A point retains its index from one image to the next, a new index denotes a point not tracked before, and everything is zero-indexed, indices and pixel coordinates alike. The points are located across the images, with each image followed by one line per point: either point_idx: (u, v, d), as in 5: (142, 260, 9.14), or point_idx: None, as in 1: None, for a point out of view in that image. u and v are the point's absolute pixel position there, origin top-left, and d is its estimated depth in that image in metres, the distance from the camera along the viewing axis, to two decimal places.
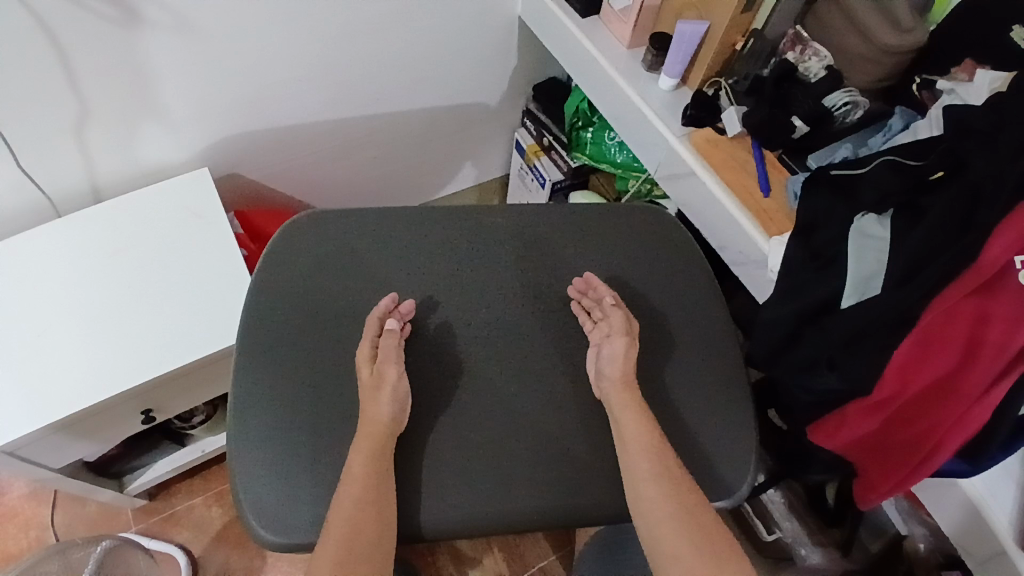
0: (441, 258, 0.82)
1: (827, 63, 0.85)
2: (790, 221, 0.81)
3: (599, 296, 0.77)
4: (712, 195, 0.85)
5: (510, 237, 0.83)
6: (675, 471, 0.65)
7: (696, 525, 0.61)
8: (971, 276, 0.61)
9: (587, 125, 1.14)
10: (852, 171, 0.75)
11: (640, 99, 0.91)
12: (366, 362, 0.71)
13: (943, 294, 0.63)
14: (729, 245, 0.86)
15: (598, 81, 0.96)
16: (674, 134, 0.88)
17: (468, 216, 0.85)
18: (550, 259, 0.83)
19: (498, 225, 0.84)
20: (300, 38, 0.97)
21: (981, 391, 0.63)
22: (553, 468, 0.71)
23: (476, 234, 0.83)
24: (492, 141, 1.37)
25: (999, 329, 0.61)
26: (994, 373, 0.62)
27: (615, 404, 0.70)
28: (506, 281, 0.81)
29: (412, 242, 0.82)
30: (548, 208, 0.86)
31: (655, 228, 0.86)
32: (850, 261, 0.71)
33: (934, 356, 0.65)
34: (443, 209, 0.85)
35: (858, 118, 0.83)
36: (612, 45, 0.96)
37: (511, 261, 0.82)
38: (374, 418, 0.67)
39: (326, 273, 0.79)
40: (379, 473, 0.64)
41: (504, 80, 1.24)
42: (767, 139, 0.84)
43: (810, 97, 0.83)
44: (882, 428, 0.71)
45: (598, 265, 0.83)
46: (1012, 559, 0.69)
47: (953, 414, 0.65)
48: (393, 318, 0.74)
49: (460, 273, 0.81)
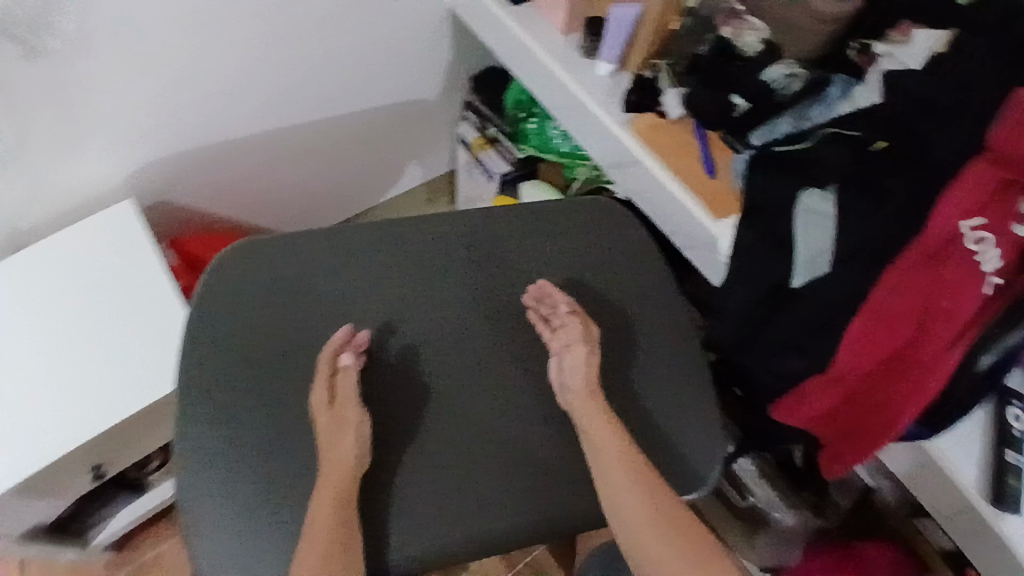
0: (387, 276, 0.78)
1: (764, 37, 0.85)
2: (738, 202, 0.81)
3: (555, 303, 0.75)
4: (660, 182, 0.84)
5: (457, 245, 0.80)
6: (648, 478, 0.65)
7: (672, 528, 0.62)
8: (921, 244, 0.66)
9: (529, 116, 1.10)
10: (792, 146, 0.77)
11: (580, 87, 0.88)
12: (321, 408, 0.68)
13: (896, 264, 0.67)
14: (678, 230, 0.86)
15: (536, 70, 0.93)
16: (617, 121, 0.86)
17: (411, 227, 0.80)
18: (501, 265, 0.80)
19: (443, 233, 0.81)
20: (228, 49, 0.91)
21: (938, 358, 0.65)
22: (529, 480, 0.70)
23: (421, 247, 0.80)
24: (434, 137, 1.33)
25: (949, 297, 0.64)
26: (948, 340, 0.65)
27: (582, 419, 0.68)
28: (458, 293, 0.78)
29: (355, 262, 0.78)
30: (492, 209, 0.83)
31: (604, 222, 0.84)
32: (798, 239, 0.73)
33: (891, 327, 0.67)
34: (385, 222, 0.81)
35: (797, 89, 0.81)
36: (546, 30, 0.92)
37: (460, 271, 0.79)
38: (336, 460, 0.65)
39: (277, 300, 0.75)
40: (346, 519, 0.63)
41: (441, 71, 1.19)
42: (709, 120, 0.83)
43: (749, 74, 0.82)
44: (844, 401, 0.72)
45: (553, 266, 0.81)
46: (979, 510, 0.73)
47: (915, 381, 0.67)
48: (348, 353, 0.71)
49: (417, 288, 0.78)
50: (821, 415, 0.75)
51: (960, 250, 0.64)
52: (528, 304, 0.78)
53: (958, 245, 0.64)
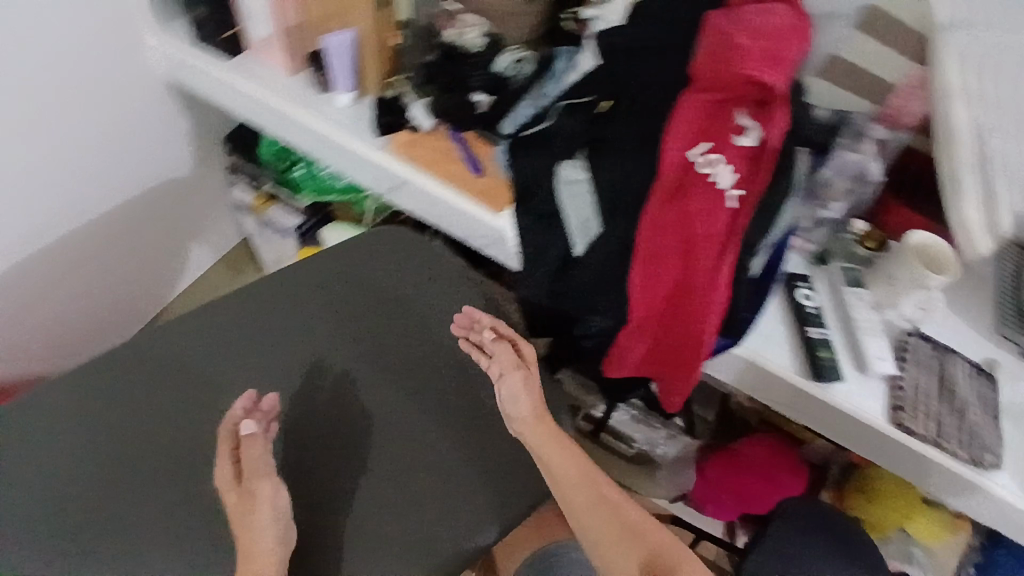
0: (192, 387, 0.78)
1: (485, 30, 0.88)
2: (511, 190, 0.83)
3: (482, 330, 0.78)
4: (434, 193, 0.84)
5: (256, 331, 0.82)
6: (595, 484, 0.75)
7: (623, 528, 0.72)
8: (663, 180, 0.72)
9: (293, 164, 1.06)
10: (539, 126, 0.83)
11: (325, 124, 0.86)
12: (230, 486, 0.69)
13: (648, 205, 0.72)
14: (470, 234, 0.86)
15: (276, 121, 0.89)
16: (374, 147, 0.85)
17: (204, 330, 0.81)
18: (307, 334, 0.83)
19: (239, 324, 0.82)
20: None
21: (711, 276, 0.70)
22: (394, 530, 0.73)
23: (220, 346, 0.80)
24: (217, 208, 1.26)
25: (701, 220, 0.70)
26: (714, 258, 0.70)
27: (533, 443, 0.74)
28: (271, 378, 0.80)
29: (156, 385, 0.77)
30: (302, 275, 0.85)
31: (394, 259, 0.88)
32: (567, 212, 0.77)
33: (665, 262, 0.72)
34: (175, 335, 0.80)
35: (528, 72, 0.87)
36: (271, 76, 0.89)
37: (268, 356, 0.81)
38: (268, 529, 0.66)
39: (93, 451, 0.72)
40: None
41: (190, 144, 1.11)
42: (459, 121, 0.85)
43: (481, 69, 0.86)
44: (652, 340, 0.77)
45: (373, 312, 0.84)
46: (804, 389, 0.81)
47: (698, 299, 0.71)
48: (251, 420, 0.71)
49: (237, 382, 0.79)
50: (644, 359, 0.79)
51: (695, 175, 0.71)
52: (375, 352, 0.82)
53: (692, 170, 0.71)
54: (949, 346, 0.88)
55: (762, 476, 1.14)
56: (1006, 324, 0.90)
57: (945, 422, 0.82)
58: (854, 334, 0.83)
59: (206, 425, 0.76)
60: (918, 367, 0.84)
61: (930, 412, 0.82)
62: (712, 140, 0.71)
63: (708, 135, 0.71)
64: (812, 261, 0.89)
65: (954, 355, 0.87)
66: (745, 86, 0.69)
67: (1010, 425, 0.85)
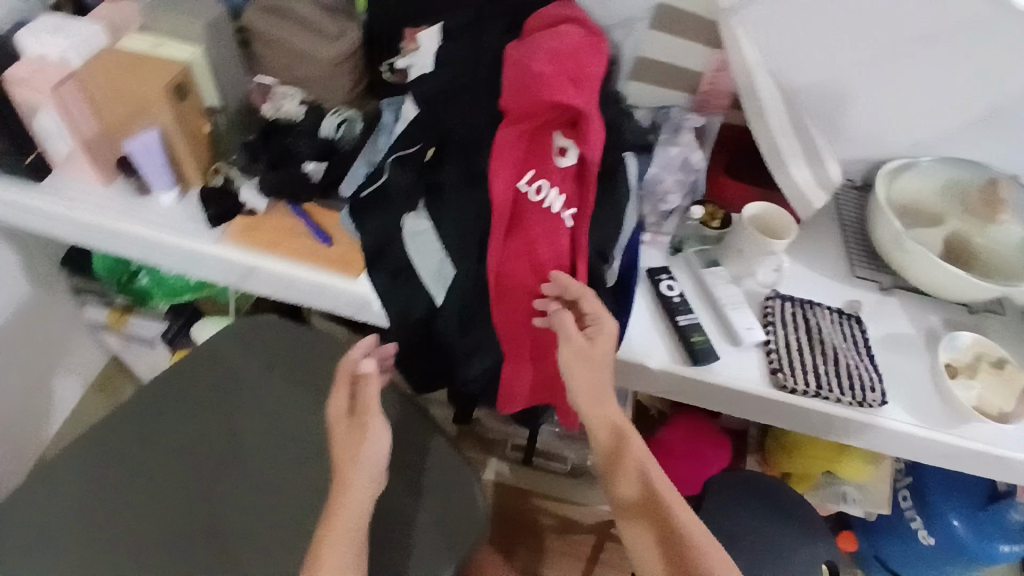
0: (92, 537, 0.78)
1: (300, 98, 0.87)
2: (360, 252, 0.82)
3: (564, 292, 0.71)
4: (284, 273, 0.82)
5: (150, 458, 0.84)
6: (653, 472, 0.70)
7: (666, 529, 0.68)
8: (498, 216, 0.72)
9: (134, 274, 1.02)
10: (376, 183, 0.78)
11: (152, 229, 0.82)
12: (342, 417, 0.72)
13: (490, 244, 0.73)
14: (333, 303, 0.84)
15: (104, 235, 0.85)
16: (210, 241, 0.82)
17: (97, 473, 0.82)
18: (205, 446, 0.86)
19: (131, 457, 0.83)
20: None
21: (569, 297, 0.73)
22: None
23: (113, 487, 0.81)
24: (73, 330, 1.18)
25: (545, 246, 0.72)
26: (567, 280, 0.73)
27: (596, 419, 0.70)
28: (176, 502, 0.81)
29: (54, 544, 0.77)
30: (197, 398, 0.89)
31: (278, 351, 0.93)
32: (417, 265, 0.77)
33: (523, 293, 0.74)
34: (63, 490, 0.80)
35: (359, 128, 0.87)
36: (87, 191, 0.85)
37: (167, 483, 0.82)
38: (358, 483, 0.67)
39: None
40: (356, 559, 0.64)
41: (24, 275, 1.03)
42: (293, 191, 0.82)
43: (307, 138, 0.84)
44: (535, 367, 0.78)
45: (272, 416, 0.88)
46: (686, 375, 0.84)
47: (563, 320, 0.73)
48: (369, 360, 0.74)
49: (133, 517, 0.80)
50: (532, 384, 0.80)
51: (529, 203, 0.73)
52: (279, 442, 0.86)
53: (526, 200, 0.73)
54: (809, 301, 0.92)
55: (688, 453, 1.19)
56: (855, 265, 0.97)
57: (825, 372, 0.85)
58: (721, 312, 0.88)
59: (112, 568, 0.76)
60: (786, 326, 0.88)
61: (807, 366, 0.85)
62: (535, 167, 0.73)
63: (531, 162, 0.73)
64: (670, 252, 0.93)
65: (818, 305, 0.92)
66: (547, 111, 0.70)
67: (884, 355, 0.91)
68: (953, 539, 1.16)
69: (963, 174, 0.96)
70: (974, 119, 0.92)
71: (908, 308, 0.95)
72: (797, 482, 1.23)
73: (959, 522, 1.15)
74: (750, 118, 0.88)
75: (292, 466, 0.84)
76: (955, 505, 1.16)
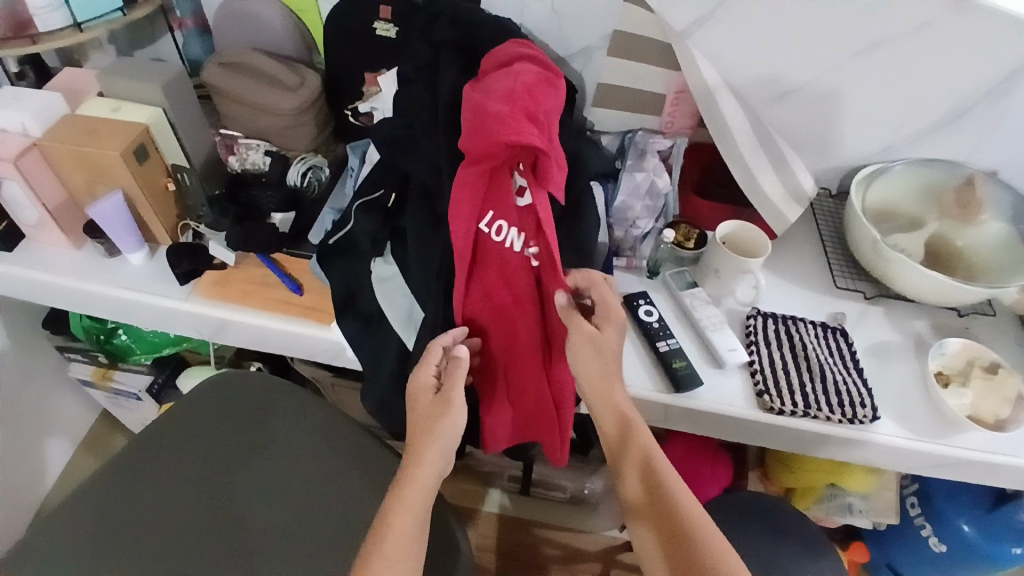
0: None
1: (265, 148, 0.89)
2: (331, 299, 0.81)
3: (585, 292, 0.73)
4: (255, 326, 0.81)
5: (126, 524, 0.81)
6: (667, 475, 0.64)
7: (677, 534, 0.61)
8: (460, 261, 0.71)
9: (111, 332, 1.01)
10: (342, 230, 0.79)
11: (122, 291, 0.82)
12: (427, 389, 0.68)
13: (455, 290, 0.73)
14: (307, 352, 0.83)
15: (76, 299, 0.85)
16: (180, 298, 0.81)
17: (70, 546, 0.78)
18: (183, 510, 0.82)
19: (108, 526, 0.80)
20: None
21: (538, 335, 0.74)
22: None
23: (88, 558, 0.78)
24: (61, 391, 1.17)
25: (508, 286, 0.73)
26: (533, 320, 0.73)
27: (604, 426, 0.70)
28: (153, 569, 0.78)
29: None
30: (199, 445, 0.87)
31: (259, 402, 0.91)
32: (387, 309, 0.77)
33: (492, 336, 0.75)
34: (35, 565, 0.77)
35: (326, 175, 0.90)
36: (57, 257, 0.85)
37: (143, 552, 0.79)
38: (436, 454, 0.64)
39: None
40: (421, 526, 0.59)
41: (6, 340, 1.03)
42: (261, 247, 0.82)
43: (274, 187, 0.88)
44: (513, 407, 0.79)
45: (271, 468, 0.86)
46: (671, 403, 0.82)
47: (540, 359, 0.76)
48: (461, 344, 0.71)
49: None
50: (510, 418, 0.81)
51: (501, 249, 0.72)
52: (260, 499, 0.83)
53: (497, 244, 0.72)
54: (790, 317, 0.91)
55: (687, 473, 1.17)
56: (836, 276, 0.97)
57: (811, 390, 0.83)
58: (702, 334, 0.86)
59: None
60: (769, 344, 0.87)
61: (792, 384, 0.84)
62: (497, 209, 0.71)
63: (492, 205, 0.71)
64: (647, 276, 0.92)
65: (800, 320, 0.91)
66: (500, 151, 0.66)
67: (871, 365, 0.89)
68: (963, 545, 1.13)
69: (937, 177, 0.95)
70: (941, 121, 0.91)
71: (893, 317, 0.94)
72: (799, 497, 1.20)
73: (969, 527, 1.12)
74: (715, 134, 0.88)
75: (275, 523, 0.82)
76: (962, 510, 1.13)
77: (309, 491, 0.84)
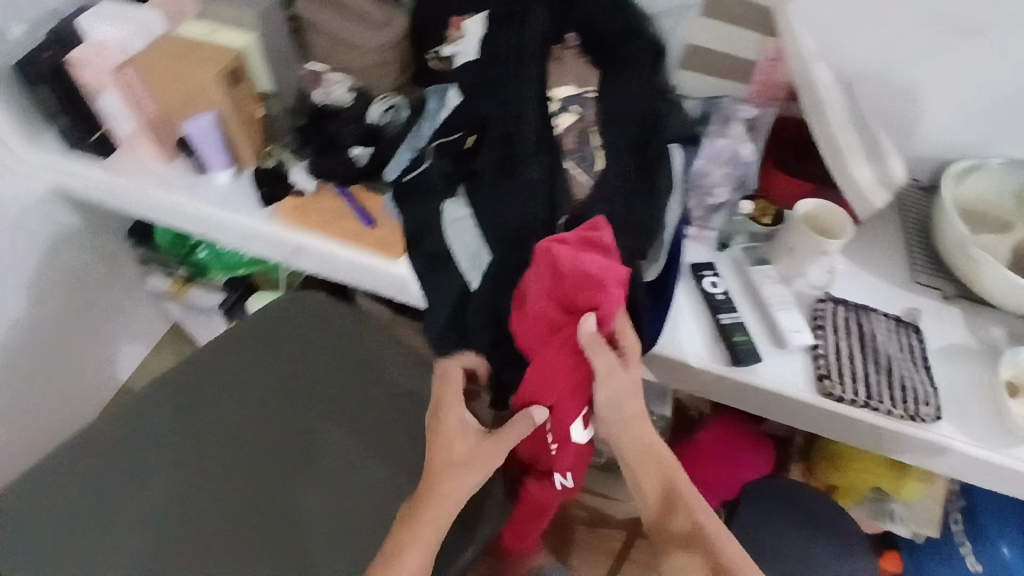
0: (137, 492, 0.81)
1: (349, 84, 0.88)
2: (403, 236, 0.83)
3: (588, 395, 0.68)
4: (328, 253, 0.84)
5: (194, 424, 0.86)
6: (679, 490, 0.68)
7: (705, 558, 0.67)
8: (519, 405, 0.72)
9: (191, 248, 1.07)
10: (420, 167, 0.81)
11: (209, 207, 0.86)
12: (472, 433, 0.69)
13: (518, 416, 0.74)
14: (373, 284, 0.86)
15: (165, 211, 0.89)
16: (261, 220, 0.85)
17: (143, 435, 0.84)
18: (246, 420, 0.87)
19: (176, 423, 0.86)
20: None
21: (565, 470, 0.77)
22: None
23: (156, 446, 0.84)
24: (135, 297, 1.23)
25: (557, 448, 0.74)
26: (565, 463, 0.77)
27: (625, 445, 0.68)
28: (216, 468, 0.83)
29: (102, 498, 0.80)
30: (264, 362, 0.91)
31: (322, 329, 0.93)
32: (456, 249, 0.76)
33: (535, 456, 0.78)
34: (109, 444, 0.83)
35: (406, 115, 0.88)
36: (152, 170, 0.89)
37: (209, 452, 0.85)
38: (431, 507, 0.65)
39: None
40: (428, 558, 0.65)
41: (94, 243, 1.09)
42: (338, 176, 0.85)
43: (354, 121, 0.86)
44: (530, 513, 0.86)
45: (327, 401, 0.88)
46: (726, 377, 0.81)
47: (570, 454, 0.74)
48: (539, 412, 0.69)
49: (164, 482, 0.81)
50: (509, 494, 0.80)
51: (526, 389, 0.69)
52: (314, 420, 0.87)
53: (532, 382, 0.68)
54: (862, 306, 0.87)
55: (723, 455, 1.16)
56: (917, 271, 0.92)
57: (876, 383, 0.81)
58: (768, 314, 0.85)
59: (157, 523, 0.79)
60: (837, 332, 0.84)
61: (858, 375, 0.82)
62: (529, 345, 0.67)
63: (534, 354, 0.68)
64: (716, 248, 0.90)
65: (875, 311, 0.87)
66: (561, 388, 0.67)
67: (939, 366, 0.85)
68: (1000, 567, 1.09)
69: None
70: None
71: (969, 320, 0.89)
72: (841, 496, 1.17)
73: (1008, 549, 1.09)
74: (816, 131, 0.84)
75: (329, 444, 0.85)
76: (1004, 531, 1.10)
77: (361, 419, 0.87)
